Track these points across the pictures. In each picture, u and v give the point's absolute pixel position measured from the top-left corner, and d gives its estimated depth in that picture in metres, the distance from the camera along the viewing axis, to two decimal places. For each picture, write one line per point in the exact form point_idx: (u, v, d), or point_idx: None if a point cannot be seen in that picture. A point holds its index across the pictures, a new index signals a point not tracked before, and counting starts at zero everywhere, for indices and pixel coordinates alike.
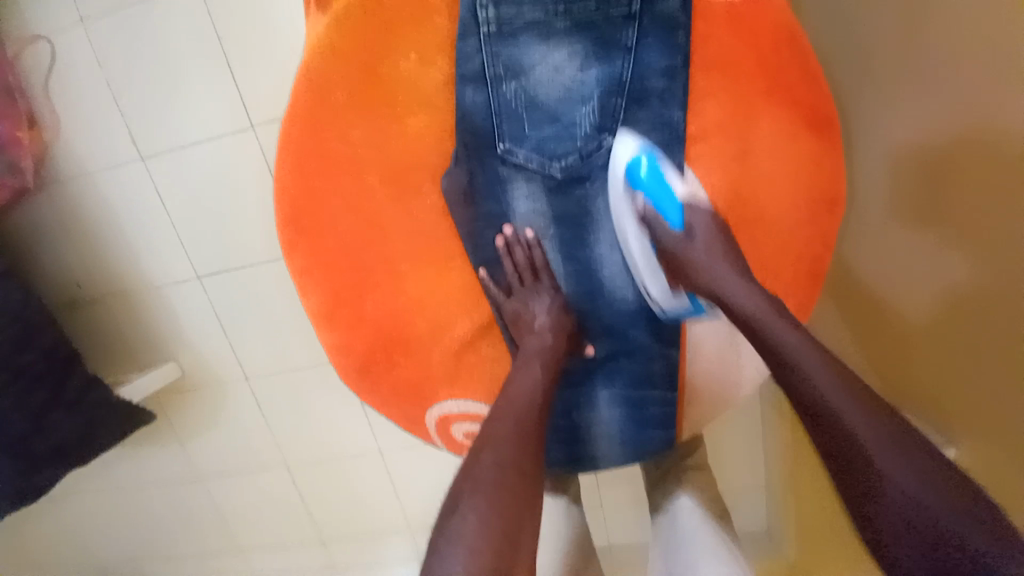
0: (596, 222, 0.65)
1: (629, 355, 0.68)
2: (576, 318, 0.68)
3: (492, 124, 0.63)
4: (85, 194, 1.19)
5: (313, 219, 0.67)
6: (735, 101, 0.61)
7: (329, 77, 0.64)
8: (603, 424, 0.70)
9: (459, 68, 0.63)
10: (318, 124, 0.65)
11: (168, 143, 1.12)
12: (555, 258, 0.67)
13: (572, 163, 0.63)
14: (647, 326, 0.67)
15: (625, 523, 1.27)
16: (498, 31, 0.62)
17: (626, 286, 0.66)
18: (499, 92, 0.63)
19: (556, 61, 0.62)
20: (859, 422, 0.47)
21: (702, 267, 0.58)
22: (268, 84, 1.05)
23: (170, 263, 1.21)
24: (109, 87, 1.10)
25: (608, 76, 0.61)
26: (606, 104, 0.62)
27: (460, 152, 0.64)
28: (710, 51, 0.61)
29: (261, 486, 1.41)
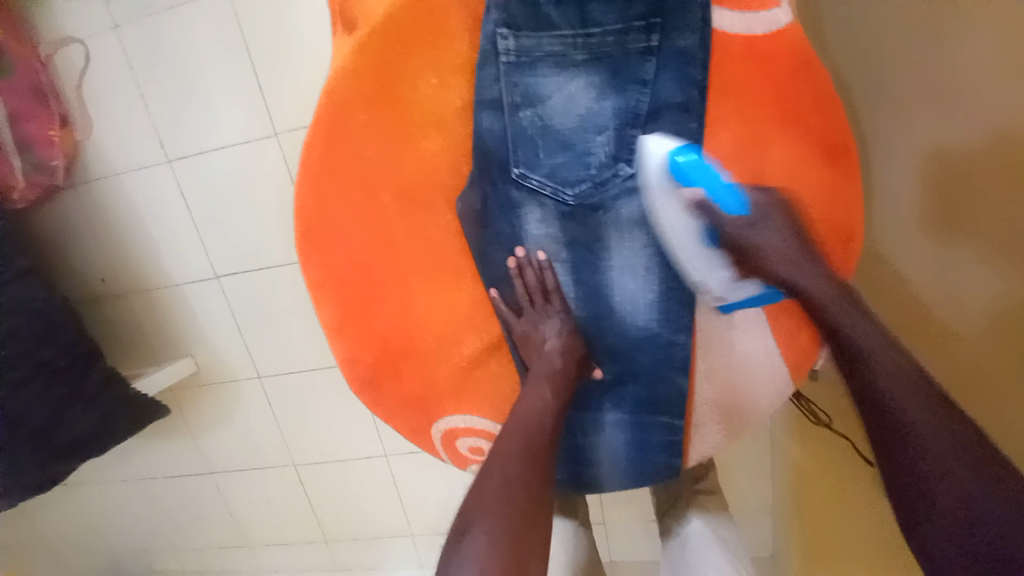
0: (606, 249, 0.65)
1: (635, 380, 0.68)
2: (584, 342, 0.68)
3: (506, 149, 0.64)
4: (112, 193, 1.22)
5: (328, 234, 0.69)
6: (753, 133, 0.60)
7: (349, 98, 0.65)
8: (610, 447, 0.70)
9: (476, 93, 0.64)
10: (336, 141, 0.66)
11: (193, 147, 1.15)
12: (566, 282, 0.67)
13: (584, 191, 0.64)
14: (655, 353, 0.67)
15: (629, 539, 1.26)
16: (516, 59, 0.62)
17: (637, 313, 0.66)
18: (515, 119, 0.63)
19: (572, 91, 0.62)
20: (907, 395, 0.50)
21: (773, 256, 0.58)
22: (292, 94, 1.08)
23: (190, 262, 1.24)
24: (139, 91, 1.13)
25: (624, 106, 0.62)
26: (620, 134, 0.62)
27: (474, 175, 0.66)
28: (732, 83, 0.61)
29: (269, 483, 1.43)
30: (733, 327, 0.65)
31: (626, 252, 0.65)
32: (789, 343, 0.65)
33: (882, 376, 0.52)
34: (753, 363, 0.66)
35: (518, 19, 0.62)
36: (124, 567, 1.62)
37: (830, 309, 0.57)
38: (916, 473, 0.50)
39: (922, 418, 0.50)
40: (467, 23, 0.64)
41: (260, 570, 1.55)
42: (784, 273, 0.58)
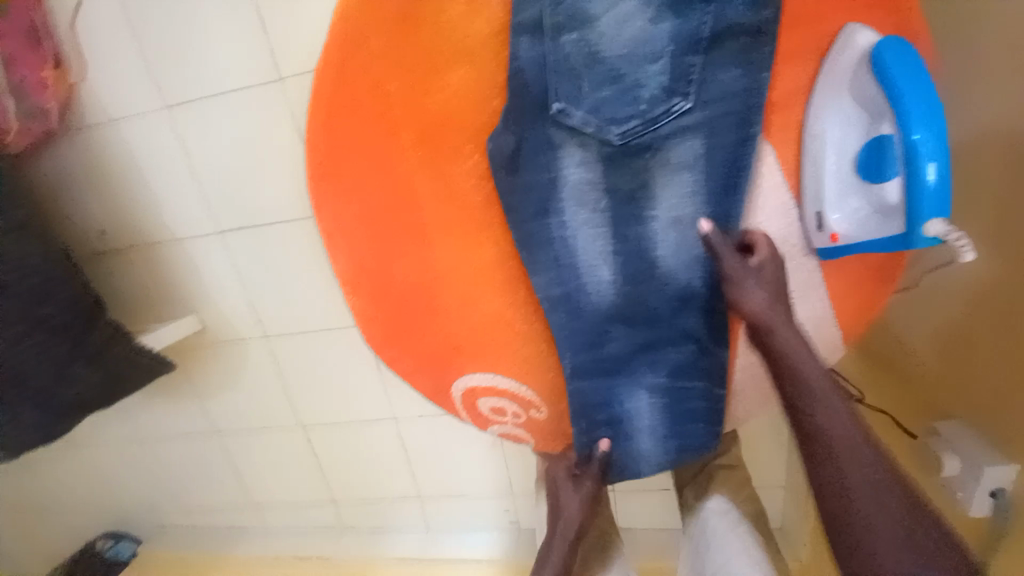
0: (652, 198, 0.59)
1: (674, 343, 0.63)
2: (625, 305, 0.63)
3: (546, 79, 0.58)
4: (110, 141, 1.16)
5: (342, 176, 0.63)
6: (826, 60, 0.54)
7: (367, 17, 0.58)
8: (644, 408, 0.65)
9: (514, 14, 0.59)
10: (352, 68, 0.59)
11: (195, 91, 1.08)
12: (603, 236, 0.62)
13: (632, 129, 0.57)
14: (697, 312, 0.62)
15: (643, 508, 1.24)
16: None
17: (685, 270, 0.61)
18: (558, 43, 0.57)
19: (624, 10, 0.55)
20: (878, 508, 0.51)
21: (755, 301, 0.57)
22: (300, 34, 1.00)
23: (194, 216, 1.19)
24: (136, 29, 1.05)
25: (685, 28, 0.55)
26: (677, 63, 0.55)
27: (508, 113, 0.60)
28: (803, 7, 0.54)
29: (278, 445, 1.42)
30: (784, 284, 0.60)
31: (672, 201, 0.59)
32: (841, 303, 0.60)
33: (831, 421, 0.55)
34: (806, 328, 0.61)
35: None
36: (133, 523, 1.63)
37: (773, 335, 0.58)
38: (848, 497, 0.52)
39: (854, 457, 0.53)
40: None
41: (268, 529, 1.55)
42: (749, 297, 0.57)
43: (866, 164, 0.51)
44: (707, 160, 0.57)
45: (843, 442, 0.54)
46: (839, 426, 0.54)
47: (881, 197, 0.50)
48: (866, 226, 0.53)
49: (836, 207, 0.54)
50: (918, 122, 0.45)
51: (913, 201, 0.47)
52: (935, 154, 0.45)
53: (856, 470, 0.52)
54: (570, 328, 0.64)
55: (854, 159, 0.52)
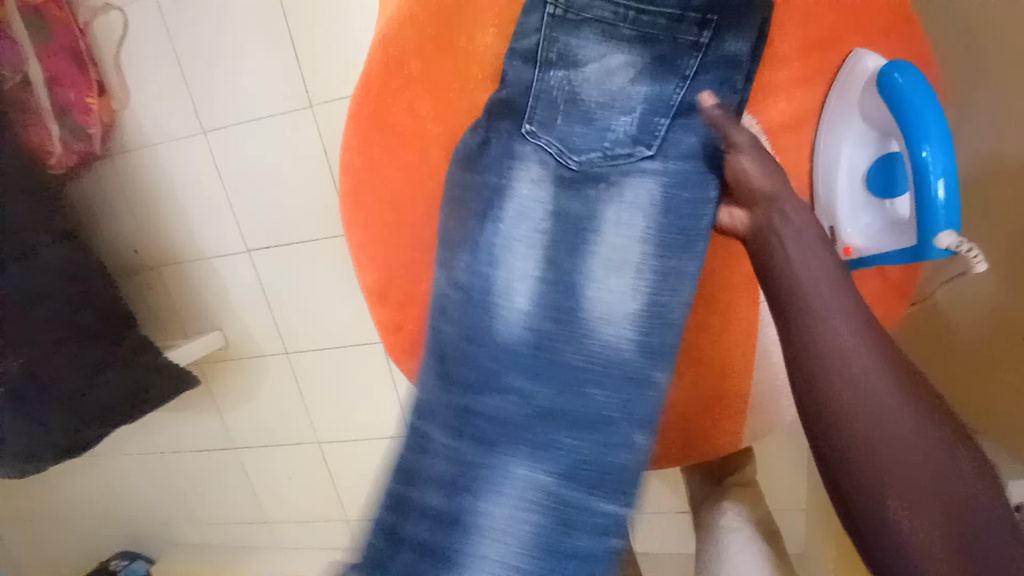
0: (590, 229, 0.58)
1: (579, 428, 0.55)
2: (537, 339, 0.58)
3: (527, 103, 0.61)
4: (147, 163, 1.22)
5: (373, 193, 0.67)
6: (837, 82, 0.57)
7: (404, 47, 0.63)
8: (499, 520, 0.54)
9: (513, 39, 0.62)
10: (388, 92, 0.64)
11: (229, 117, 1.14)
12: (528, 261, 0.59)
13: (591, 160, 0.59)
14: (619, 389, 0.56)
15: (660, 531, 1.22)
16: (563, 14, 0.60)
17: (611, 334, 0.57)
18: (546, 76, 0.61)
19: (609, 65, 0.59)
20: (893, 448, 0.43)
21: (750, 170, 0.54)
22: (331, 64, 1.06)
23: (222, 235, 1.24)
24: (177, 59, 1.13)
25: (658, 95, 0.59)
26: (642, 121, 0.59)
27: (482, 118, 0.62)
28: (813, 35, 0.57)
29: (294, 461, 1.43)
30: None
31: (613, 244, 0.58)
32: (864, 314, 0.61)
33: (826, 335, 0.46)
34: None
35: None
36: (148, 539, 1.64)
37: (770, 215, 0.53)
38: (855, 441, 0.44)
39: (861, 387, 0.44)
40: None
41: (281, 547, 1.55)
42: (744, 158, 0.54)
43: (876, 181, 0.55)
44: (654, 212, 0.57)
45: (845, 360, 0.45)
46: (841, 336, 0.46)
47: (893, 211, 0.54)
48: (879, 238, 0.55)
49: (848, 221, 0.56)
50: (927, 140, 0.47)
51: (923, 216, 0.49)
52: (943, 171, 0.47)
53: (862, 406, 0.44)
54: (450, 358, 0.59)
55: (865, 176, 0.56)
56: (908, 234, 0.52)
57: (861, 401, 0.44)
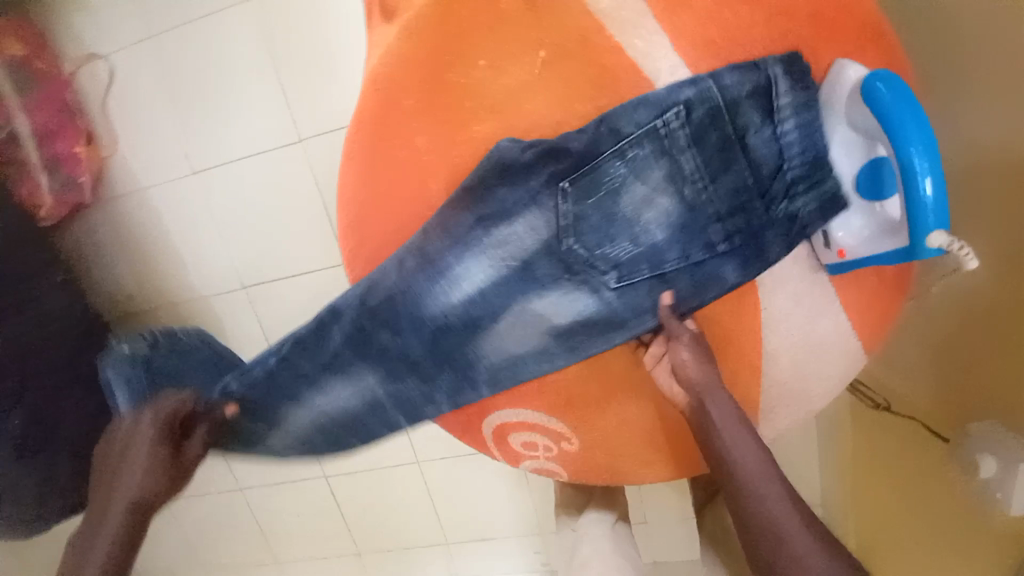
0: (528, 297, 0.62)
1: (415, 374, 0.70)
2: (430, 319, 0.65)
3: (581, 170, 0.58)
4: (138, 207, 1.22)
5: (372, 226, 0.69)
6: (821, 92, 0.58)
7: (395, 85, 0.65)
8: (338, 395, 0.74)
9: (626, 110, 0.56)
10: (381, 126, 0.66)
11: (219, 158, 1.15)
12: (479, 279, 0.62)
13: (578, 256, 0.60)
14: (452, 380, 0.70)
15: (672, 537, 1.21)
16: (684, 119, 0.55)
17: (484, 354, 0.67)
18: (608, 166, 0.57)
19: (655, 196, 0.57)
20: (787, 519, 0.56)
21: (686, 357, 0.61)
22: (322, 101, 1.08)
23: (219, 273, 1.24)
24: (166, 105, 1.15)
25: (683, 242, 0.59)
26: (628, 273, 0.60)
27: (542, 169, 0.59)
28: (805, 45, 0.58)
29: (299, 496, 1.41)
30: (802, 301, 0.61)
31: (532, 320, 0.64)
32: (860, 312, 0.63)
33: (731, 449, 0.59)
34: (825, 339, 0.63)
35: (726, 82, 0.55)
36: None
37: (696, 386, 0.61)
38: (767, 523, 0.56)
39: (758, 480, 0.58)
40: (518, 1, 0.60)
41: None
42: (680, 350, 0.61)
43: (866, 184, 0.56)
44: (575, 323, 0.63)
45: (746, 466, 0.58)
46: (741, 451, 0.59)
47: (883, 213, 0.55)
48: (872, 240, 0.56)
49: (841, 224, 0.58)
50: (911, 144, 0.49)
51: (915, 215, 0.50)
52: (930, 171, 0.49)
53: (768, 498, 0.57)
54: (369, 286, 0.67)
55: (854, 182, 0.57)
56: (898, 233, 0.53)
57: (766, 494, 0.57)
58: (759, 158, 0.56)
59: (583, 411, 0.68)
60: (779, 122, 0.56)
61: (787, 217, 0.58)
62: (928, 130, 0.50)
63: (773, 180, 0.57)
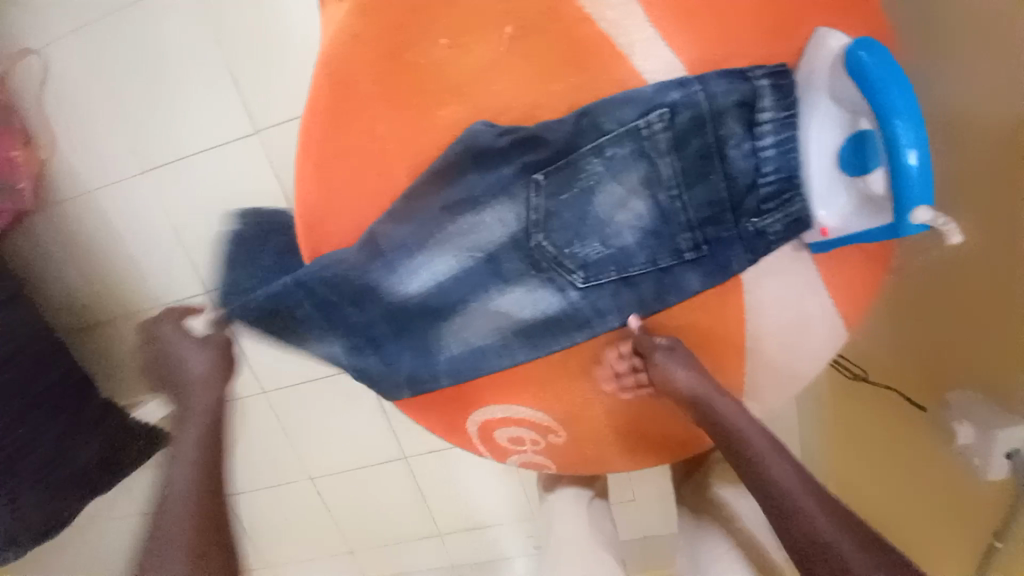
0: (491, 289, 0.62)
1: (372, 347, 0.70)
2: (395, 299, 0.65)
3: (558, 164, 0.57)
4: (85, 211, 1.14)
5: (334, 218, 0.65)
6: (801, 64, 0.55)
7: (348, 67, 0.60)
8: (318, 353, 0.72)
9: (612, 106, 0.54)
10: (336, 114, 0.62)
11: (169, 154, 1.08)
12: (443, 270, 0.62)
13: (546, 252, 0.59)
14: (413, 365, 0.69)
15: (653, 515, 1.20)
16: (669, 123, 0.54)
17: (448, 343, 0.67)
18: (584, 161, 0.56)
19: (627, 198, 0.56)
20: (815, 512, 0.55)
21: (680, 377, 0.61)
22: (274, 88, 1.01)
23: (178, 278, 1.16)
24: (104, 99, 1.06)
25: (653, 247, 0.58)
26: (594, 275, 0.59)
27: (519, 162, 0.58)
28: (783, 8, 0.54)
29: (286, 499, 1.37)
30: (786, 281, 0.60)
31: (493, 313, 0.63)
32: (843, 289, 0.62)
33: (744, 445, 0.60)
34: (810, 317, 0.62)
35: (714, 85, 0.53)
36: None
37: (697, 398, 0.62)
38: (800, 519, 0.55)
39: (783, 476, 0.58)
40: None
41: None
42: (672, 372, 0.61)
43: (849, 160, 0.53)
44: (537, 320, 0.62)
45: (768, 464, 0.59)
46: (758, 447, 0.60)
47: (866, 188, 0.53)
48: (855, 217, 0.54)
49: (824, 203, 0.55)
50: (895, 115, 0.47)
51: (901, 190, 0.48)
52: (914, 142, 0.47)
53: (791, 491, 0.57)
54: (335, 263, 0.64)
55: (836, 158, 0.54)
56: (882, 208, 0.52)
57: (788, 488, 0.57)
58: (736, 170, 0.55)
59: (570, 402, 0.66)
60: (759, 136, 0.55)
61: (755, 233, 0.57)
62: (913, 100, 0.48)
63: (747, 196, 0.56)
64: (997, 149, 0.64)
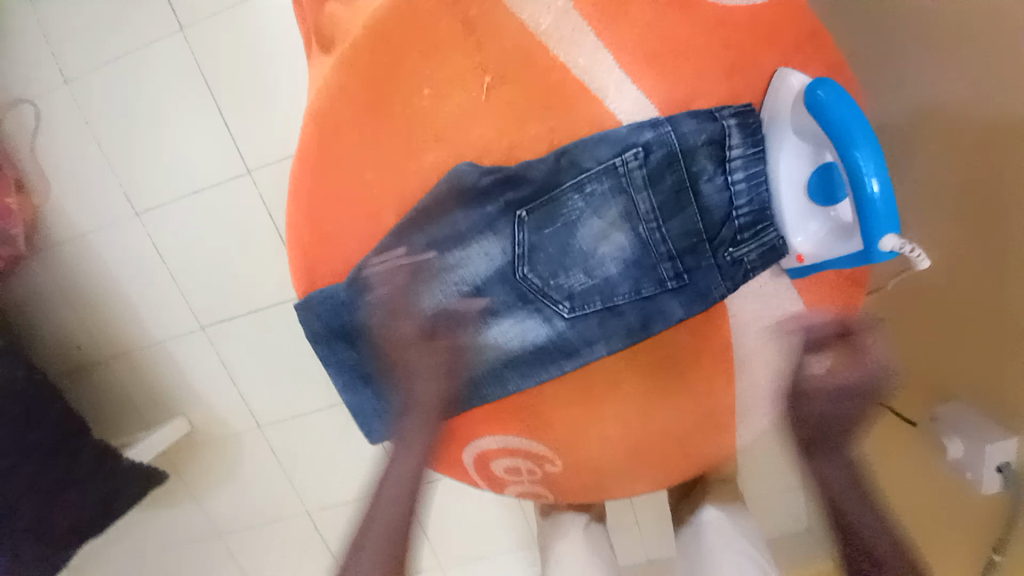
0: (480, 322, 0.64)
1: (367, 381, 0.71)
2: (388, 334, 0.67)
3: (541, 200, 0.59)
4: (78, 254, 1.15)
5: (323, 260, 0.67)
6: (765, 102, 0.58)
7: (336, 117, 0.63)
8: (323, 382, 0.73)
9: (589, 144, 0.57)
10: (325, 162, 0.64)
11: (161, 196, 1.09)
12: (432, 304, 0.64)
13: (533, 285, 0.61)
14: (405, 401, 0.70)
15: (653, 537, 1.20)
16: (645, 158, 0.56)
17: (440, 377, 0.67)
18: (565, 197, 0.58)
19: (609, 231, 0.58)
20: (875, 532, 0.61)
21: (817, 386, 0.64)
22: (264, 129, 1.03)
23: (173, 316, 1.17)
24: (97, 144, 1.09)
25: (636, 277, 0.60)
26: (579, 307, 0.61)
27: (502, 200, 0.59)
28: (746, 51, 0.58)
29: (281, 542, 1.32)
30: (764, 304, 0.62)
31: (483, 345, 0.64)
32: (825, 310, 0.64)
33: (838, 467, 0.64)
34: (793, 339, 0.64)
35: (685, 122, 0.56)
36: None
37: (825, 408, 0.64)
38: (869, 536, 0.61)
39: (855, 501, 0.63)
40: (455, 27, 0.58)
41: None
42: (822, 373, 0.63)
43: (818, 189, 0.56)
44: (526, 351, 0.63)
45: (847, 488, 0.64)
46: (838, 475, 0.64)
47: (837, 216, 0.56)
48: (828, 243, 0.57)
49: (799, 230, 0.58)
50: (854, 147, 0.50)
51: (868, 215, 0.50)
52: (876, 170, 0.49)
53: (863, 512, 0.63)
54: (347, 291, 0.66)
55: (805, 187, 0.57)
56: (852, 234, 0.54)
57: (863, 516, 0.62)
58: (711, 204, 0.57)
59: (563, 431, 0.67)
60: (731, 170, 0.57)
61: (732, 262, 0.59)
62: (872, 133, 0.51)
63: (722, 228, 0.58)
64: (968, 168, 0.66)
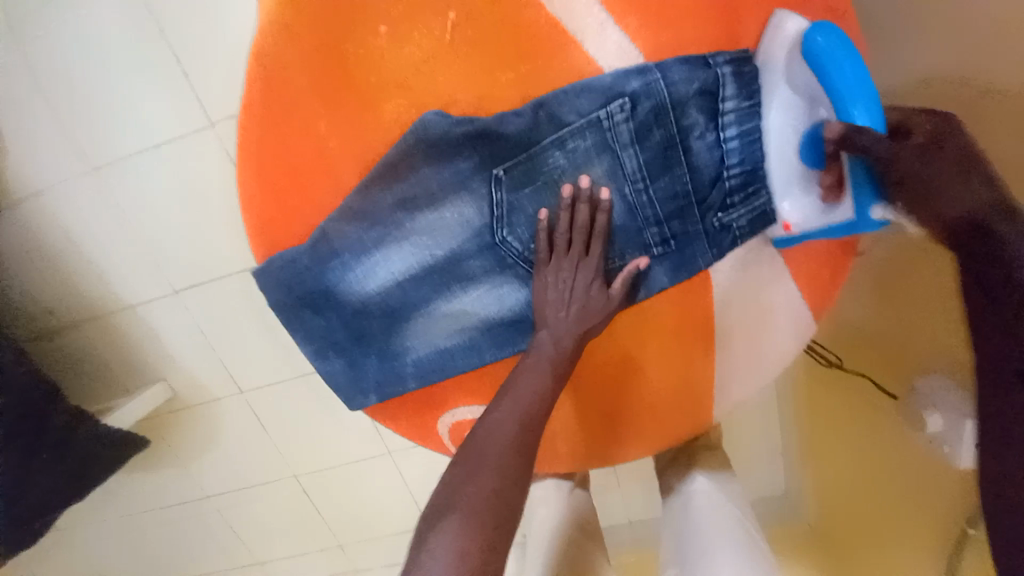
0: (452, 289, 0.60)
1: (337, 349, 0.68)
2: (359, 300, 0.63)
3: (519, 157, 0.54)
4: (36, 215, 1.08)
5: (281, 221, 0.62)
6: (760, 46, 0.53)
7: (285, 61, 0.57)
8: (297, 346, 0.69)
9: (571, 96, 0.51)
10: (275, 112, 0.58)
11: (122, 151, 1.02)
12: (400, 270, 0.60)
13: (510, 249, 0.57)
14: (378, 369, 0.67)
15: (639, 499, 1.21)
16: (632, 112, 0.51)
17: (413, 346, 0.64)
18: (545, 154, 0.53)
19: (591, 192, 0.54)
20: None
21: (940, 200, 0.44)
22: (227, 79, 0.96)
23: (143, 279, 1.12)
24: (48, 95, 1.00)
25: (619, 242, 0.56)
26: (555, 273, 0.57)
27: (476, 158, 0.55)
28: None
29: (271, 500, 1.34)
30: (749, 274, 0.58)
31: (456, 313, 0.61)
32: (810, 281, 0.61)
33: None
34: (778, 308, 0.61)
35: (675, 72, 0.50)
36: None
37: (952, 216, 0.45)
38: None
39: None
40: None
41: None
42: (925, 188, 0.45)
43: (808, 152, 0.51)
44: (502, 319, 0.61)
45: None
46: None
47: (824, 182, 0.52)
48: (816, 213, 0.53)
49: (786, 196, 0.54)
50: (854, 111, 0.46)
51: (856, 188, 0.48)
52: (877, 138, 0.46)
53: None
54: (313, 251, 0.61)
55: (796, 150, 0.52)
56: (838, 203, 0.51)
57: None
58: (700, 162, 0.53)
59: None
60: (723, 126, 0.52)
61: (721, 227, 0.55)
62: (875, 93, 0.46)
63: (712, 189, 0.54)
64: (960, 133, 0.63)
